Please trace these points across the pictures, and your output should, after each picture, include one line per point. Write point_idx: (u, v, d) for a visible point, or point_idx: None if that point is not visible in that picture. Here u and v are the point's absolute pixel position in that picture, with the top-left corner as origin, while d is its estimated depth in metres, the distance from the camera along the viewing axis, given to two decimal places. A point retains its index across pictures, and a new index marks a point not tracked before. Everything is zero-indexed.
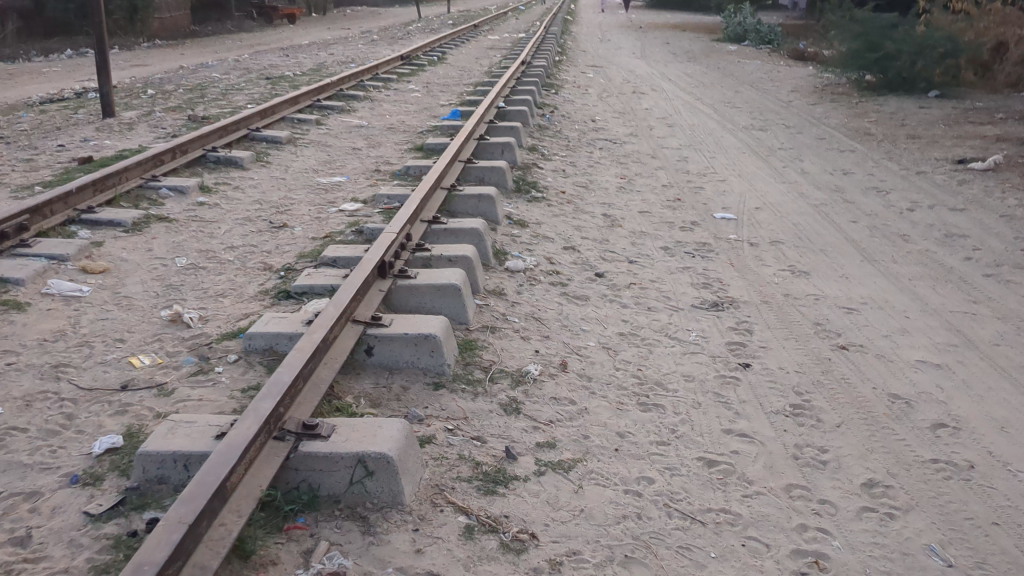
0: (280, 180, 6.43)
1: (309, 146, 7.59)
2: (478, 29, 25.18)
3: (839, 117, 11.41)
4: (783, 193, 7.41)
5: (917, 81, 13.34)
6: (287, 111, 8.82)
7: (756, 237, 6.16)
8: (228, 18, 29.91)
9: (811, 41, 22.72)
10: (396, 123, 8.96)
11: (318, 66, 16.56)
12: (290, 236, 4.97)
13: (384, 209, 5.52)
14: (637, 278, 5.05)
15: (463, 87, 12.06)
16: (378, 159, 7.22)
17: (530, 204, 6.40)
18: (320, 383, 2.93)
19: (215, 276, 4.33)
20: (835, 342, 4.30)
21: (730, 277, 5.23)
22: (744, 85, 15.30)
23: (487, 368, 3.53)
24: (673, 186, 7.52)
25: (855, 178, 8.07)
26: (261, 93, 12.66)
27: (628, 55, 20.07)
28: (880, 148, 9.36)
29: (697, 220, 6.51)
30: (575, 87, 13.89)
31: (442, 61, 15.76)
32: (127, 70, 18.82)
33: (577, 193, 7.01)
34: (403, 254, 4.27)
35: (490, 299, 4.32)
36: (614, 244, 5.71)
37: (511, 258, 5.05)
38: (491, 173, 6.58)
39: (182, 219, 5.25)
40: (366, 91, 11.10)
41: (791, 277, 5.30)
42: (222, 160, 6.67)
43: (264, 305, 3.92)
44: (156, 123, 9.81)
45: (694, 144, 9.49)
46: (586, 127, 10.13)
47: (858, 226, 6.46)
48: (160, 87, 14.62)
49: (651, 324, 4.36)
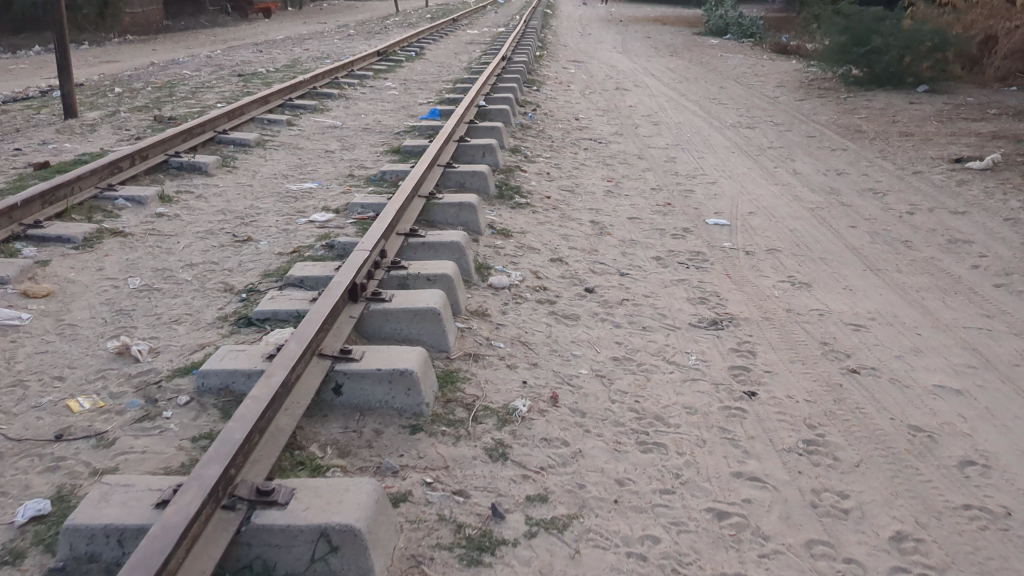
0: (247, 187, 6.05)
1: (279, 149, 7.21)
2: (458, 22, 24.75)
3: (829, 113, 11.13)
4: (777, 196, 7.11)
5: (905, 75, 13.17)
6: (257, 111, 8.43)
7: (751, 245, 5.84)
8: (202, 12, 29.32)
9: (794, 34, 22.45)
10: (372, 123, 8.59)
11: (292, 62, 16.13)
12: (255, 251, 4.61)
13: (357, 220, 5.16)
14: (630, 293, 4.72)
15: (442, 84, 11.68)
16: (352, 163, 6.85)
17: (514, 210, 6.06)
18: (280, 434, 2.58)
19: (170, 299, 3.96)
20: (845, 364, 3.98)
21: (727, 290, 4.91)
22: (729, 80, 15.00)
23: (470, 405, 3.19)
24: (661, 189, 7.20)
25: (850, 178, 7.77)
26: (233, 91, 12.24)
27: (610, 49, 19.75)
28: (873, 146, 9.07)
29: (689, 227, 6.19)
30: (557, 83, 13.54)
31: (420, 56, 15.37)
32: (96, 68, 18.30)
33: (562, 197, 6.67)
34: (376, 274, 3.91)
35: (472, 322, 3.97)
36: (603, 254, 5.38)
37: (494, 273, 4.70)
38: (472, 177, 6.23)
39: (138, 233, 4.87)
40: (341, 90, 10.72)
41: (791, 289, 4.98)
42: (185, 166, 6.29)
43: (222, 334, 3.56)
44: (120, 124, 9.40)
45: (682, 144, 9.17)
46: (569, 126, 9.79)
47: (858, 231, 6.16)
48: (128, 85, 14.15)
49: (647, 347, 4.03)
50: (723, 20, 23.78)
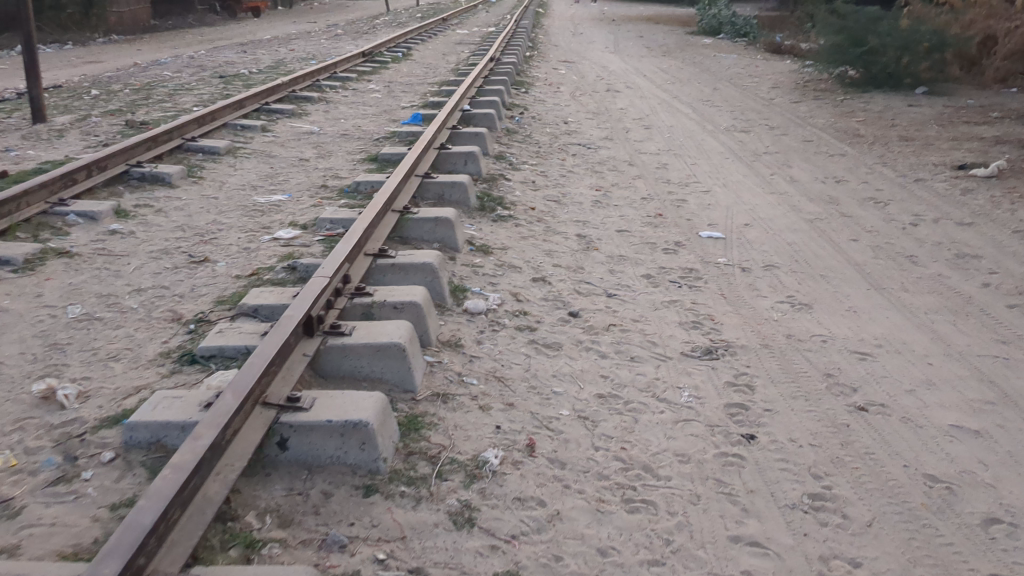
0: (212, 199, 5.69)
1: (250, 158, 6.85)
2: (447, 22, 24.41)
3: (825, 116, 10.80)
4: (773, 205, 6.76)
5: (903, 77, 12.86)
6: (230, 116, 8.06)
7: (748, 261, 5.49)
8: (189, 12, 28.91)
9: (789, 34, 22.14)
10: (351, 128, 8.23)
11: (276, 63, 15.76)
12: (211, 274, 4.25)
13: (325, 237, 4.80)
14: (617, 318, 4.37)
15: (427, 86, 11.30)
16: (326, 172, 6.49)
17: (496, 224, 5.71)
18: (206, 507, 2.23)
19: (110, 331, 3.60)
20: (852, 400, 3.63)
21: (722, 313, 4.56)
22: (723, 81, 14.66)
23: (435, 458, 2.83)
24: (653, 199, 6.86)
25: (850, 187, 7.43)
26: (212, 94, 11.85)
27: (602, 49, 19.41)
28: (872, 152, 8.74)
29: (681, 241, 5.85)
30: (547, 84, 13.18)
31: (407, 57, 15.01)
32: (77, 68, 17.89)
33: (547, 208, 6.31)
34: (337, 303, 3.55)
35: (443, 354, 3.62)
36: (590, 272, 5.02)
37: (471, 296, 4.34)
38: (451, 189, 5.87)
39: (87, 252, 4.51)
40: (321, 92, 10.35)
41: (791, 312, 4.64)
42: (147, 177, 5.92)
43: (161, 373, 3.20)
44: (89, 130, 9.02)
45: (674, 149, 8.83)
46: (558, 130, 9.43)
47: (860, 245, 5.82)
48: (106, 87, 13.76)
49: (635, 380, 3.68)
50: (717, 19, 23.44)
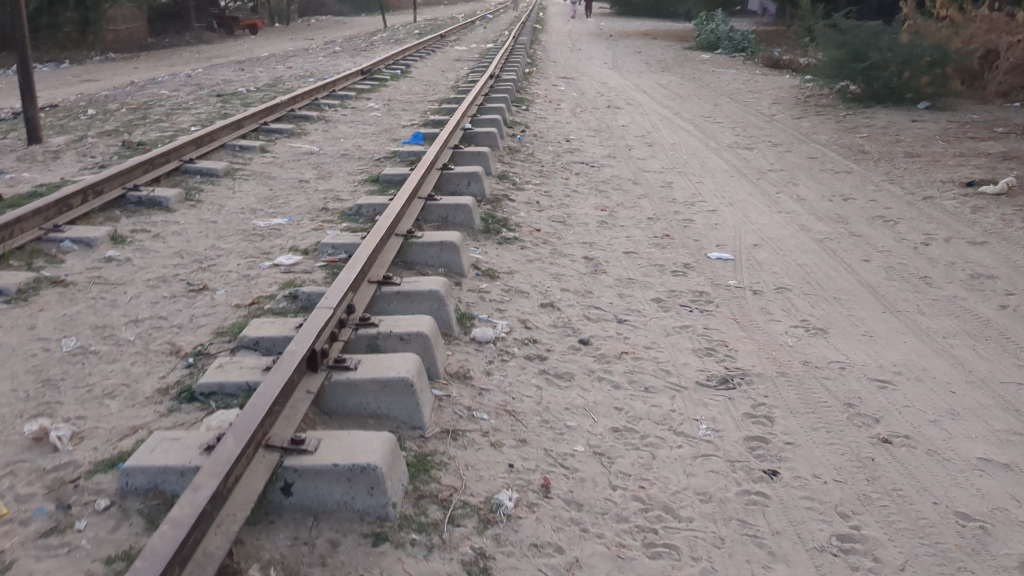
0: (210, 224, 5.57)
1: (249, 179, 6.74)
2: (445, 38, 24.39)
3: (829, 132, 10.71)
4: (782, 225, 6.65)
5: (905, 91, 12.78)
6: (229, 136, 7.95)
7: (759, 283, 5.38)
8: (187, 30, 28.92)
9: (787, 48, 22.11)
10: (351, 148, 8.12)
11: (274, 81, 15.67)
12: (210, 303, 4.12)
13: (327, 262, 4.68)
14: (629, 344, 4.24)
15: (427, 104, 11.21)
16: (327, 194, 6.37)
17: (501, 246, 5.59)
18: (207, 563, 2.11)
19: (106, 365, 3.47)
20: (875, 432, 3.51)
21: (736, 338, 4.44)
22: (723, 96, 14.59)
23: (446, 501, 2.70)
24: (659, 218, 6.75)
25: (858, 205, 7.32)
26: (209, 113, 11.75)
27: (600, 65, 19.36)
28: (878, 169, 8.64)
29: (690, 262, 5.73)
30: (547, 101, 13.10)
31: (406, 75, 14.93)
32: (74, 87, 17.81)
33: (552, 230, 6.20)
34: (341, 334, 3.43)
35: (451, 387, 3.49)
36: (598, 297, 4.90)
37: (478, 323, 4.21)
38: (455, 211, 5.75)
39: (82, 281, 4.38)
40: (320, 111, 10.25)
41: (806, 337, 4.52)
42: (144, 201, 5.80)
43: (159, 411, 3.07)
44: (86, 151, 8.90)
45: (678, 167, 8.72)
46: (560, 148, 9.33)
47: (872, 266, 5.70)
48: (102, 107, 13.67)
49: (650, 412, 3.55)
50: (715, 34, 23.41)
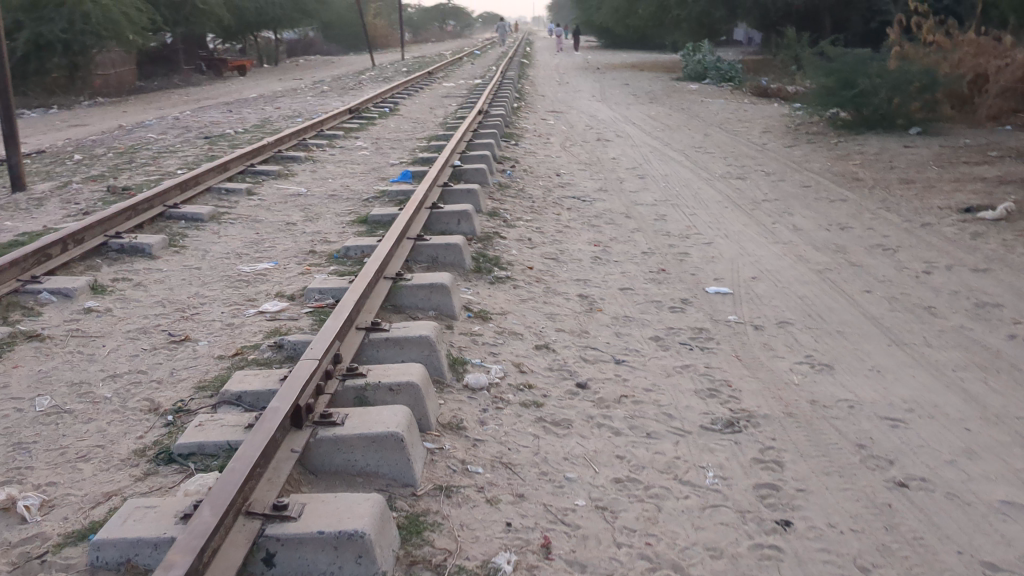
0: (194, 270, 5.42)
1: (235, 223, 6.60)
2: (433, 75, 24.45)
3: (821, 160, 10.63)
4: (779, 256, 6.53)
5: (895, 117, 12.73)
6: (214, 178, 7.82)
7: (759, 317, 5.23)
8: (175, 73, 28.94)
9: (774, 77, 22.18)
10: (339, 188, 8.00)
11: (262, 122, 15.61)
12: (191, 354, 3.96)
13: (313, 308, 4.52)
14: (629, 387, 4.09)
15: (415, 142, 11.12)
16: (314, 236, 6.24)
17: (493, 286, 5.44)
18: None
19: (81, 425, 3.30)
20: (890, 475, 3.35)
21: (739, 377, 4.29)
22: (713, 126, 14.54)
23: (440, 567, 2.53)
24: (654, 252, 6.62)
25: (855, 234, 7.20)
26: (196, 156, 11.64)
27: (589, 98, 19.37)
28: (874, 196, 8.55)
29: (688, 297, 5.59)
30: (536, 135, 13.02)
31: (394, 112, 14.88)
32: (61, 132, 17.73)
33: (546, 267, 6.05)
34: (328, 387, 3.27)
35: (444, 439, 3.32)
36: (595, 337, 4.74)
37: (471, 368, 4.05)
38: (446, 251, 5.61)
39: (59, 334, 4.22)
40: (307, 151, 10.13)
41: (812, 375, 4.36)
42: (126, 248, 5.65)
43: (135, 475, 2.90)
44: (70, 197, 8.76)
45: (671, 199, 8.62)
46: (551, 182, 9.22)
47: (874, 296, 5.57)
48: (89, 152, 13.56)
49: (654, 460, 3.39)
50: (702, 64, 23.48)
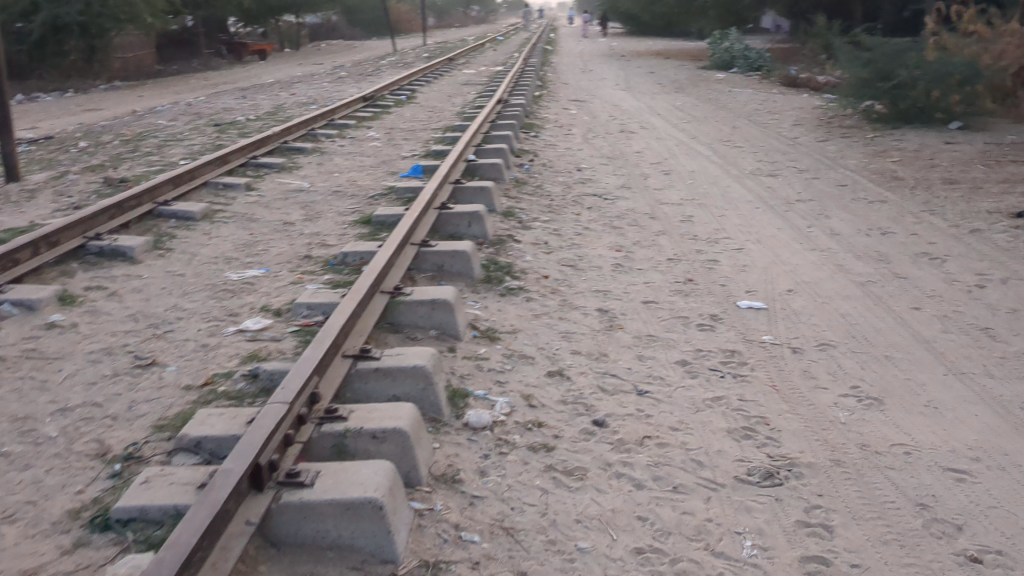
0: (176, 277, 4.96)
1: (228, 222, 6.14)
2: (453, 61, 23.89)
3: (857, 156, 10.06)
4: (817, 265, 6.00)
5: (934, 111, 12.12)
6: (213, 171, 7.36)
7: (797, 338, 4.71)
8: (194, 58, 28.54)
9: (803, 66, 21.51)
10: (345, 184, 7.53)
11: (275, 108, 15.17)
12: (156, 383, 3.49)
13: (300, 326, 4.06)
14: (653, 424, 3.59)
15: (430, 132, 10.62)
16: (312, 239, 5.77)
17: (503, 298, 4.94)
18: None
19: (14, 473, 2.85)
20: (961, 547, 2.85)
21: (778, 414, 3.78)
22: (741, 118, 13.95)
23: None
24: (680, 259, 6.11)
25: (899, 240, 6.66)
26: (203, 145, 11.20)
27: (613, 86, 18.79)
28: (915, 197, 7.99)
29: (718, 313, 5.08)
30: (557, 126, 12.49)
31: (411, 100, 14.38)
32: (73, 117, 17.36)
33: (562, 275, 5.55)
34: (299, 436, 2.79)
35: (436, 497, 2.84)
36: (614, 361, 4.24)
37: (473, 402, 3.56)
38: (452, 258, 5.11)
39: (14, 353, 3.77)
40: (316, 142, 9.67)
41: (859, 412, 3.85)
42: (106, 251, 5.20)
43: (62, 547, 2.44)
44: (65, 189, 8.33)
45: (698, 198, 8.09)
46: (570, 178, 8.70)
47: (924, 315, 5.03)
48: (96, 138, 13.16)
49: (682, 522, 2.90)
50: (729, 52, 22.81)
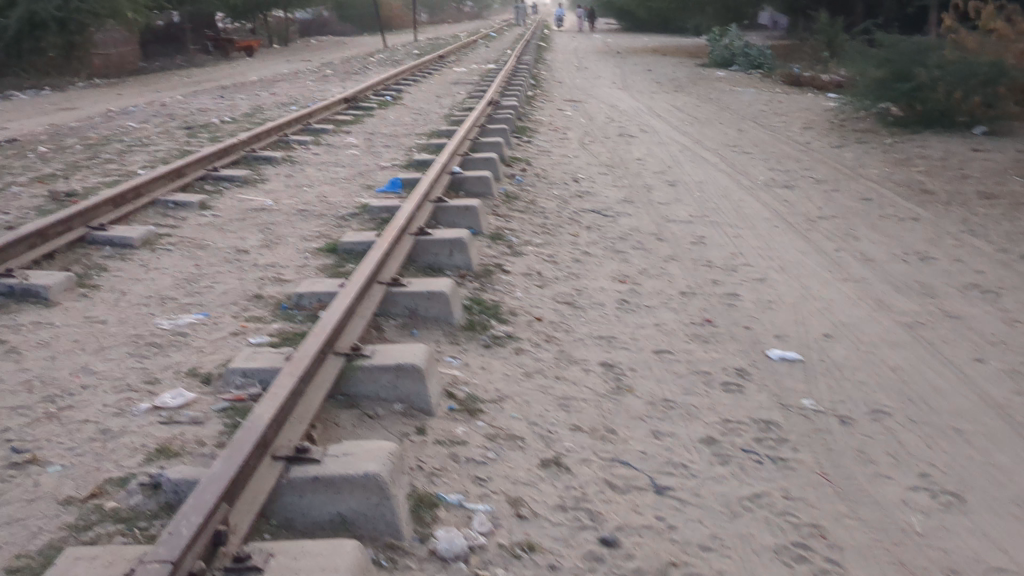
0: (96, 325, 4.12)
1: (172, 250, 5.31)
2: (443, 59, 23.03)
3: (877, 165, 9.27)
4: (852, 300, 5.19)
5: (956, 114, 11.32)
6: (163, 187, 6.51)
7: (844, 403, 3.90)
8: (178, 54, 27.65)
9: (805, 64, 20.68)
10: (314, 200, 6.70)
11: (254, 109, 14.33)
12: (29, 491, 2.66)
13: (230, 403, 3.23)
14: (680, 543, 2.76)
15: (413, 137, 9.78)
16: (266, 272, 4.94)
17: (488, 351, 4.11)
18: None
19: None
20: None
21: (835, 520, 2.97)
22: (748, 120, 13.13)
23: None
24: (694, 292, 5.30)
25: (941, 268, 5.85)
26: (169, 151, 10.35)
27: (609, 85, 17.95)
28: (950, 214, 7.20)
29: (745, 365, 4.27)
30: (552, 130, 11.68)
31: (396, 101, 13.53)
32: (43, 118, 16.45)
33: (559, 316, 4.74)
34: None
35: None
36: (625, 439, 3.43)
37: (443, 516, 2.73)
38: (428, 301, 4.28)
39: None
40: (287, 150, 8.83)
41: (937, 516, 3.03)
42: (15, 290, 4.37)
43: None
44: (4, 203, 7.48)
45: (710, 214, 7.28)
46: (567, 191, 7.88)
47: (990, 370, 4.22)
48: (59, 142, 12.28)
49: None
50: (729, 49, 21.96)
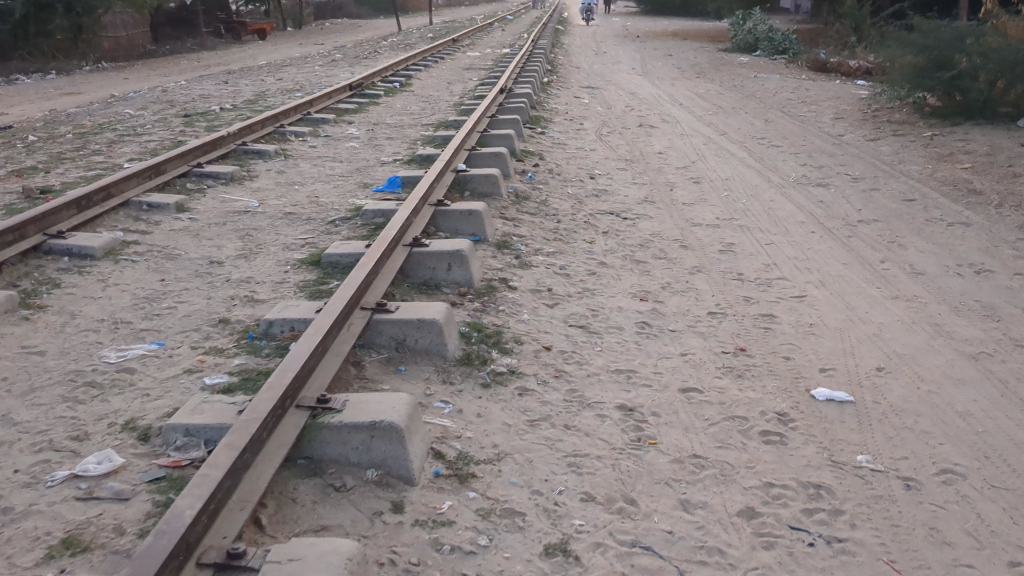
0: (32, 357, 3.54)
1: (138, 261, 4.73)
2: (458, 43, 22.32)
3: (917, 161, 8.59)
4: (906, 324, 4.56)
5: (999, 106, 10.53)
6: (137, 187, 5.91)
7: (908, 460, 3.29)
8: (189, 37, 27.04)
9: (832, 49, 19.88)
10: (304, 201, 6.11)
11: (256, 96, 13.73)
12: None
13: (166, 471, 2.66)
14: None
15: (419, 129, 9.17)
16: (239, 289, 4.35)
17: (487, 393, 3.51)
18: None
19: None
20: None
21: None
22: (774, 109, 12.43)
23: None
24: (725, 312, 4.69)
25: (1000, 284, 5.20)
26: (162, 141, 9.75)
27: (627, 71, 17.23)
28: (1003, 219, 6.54)
29: (788, 408, 3.66)
30: (567, 119, 11.04)
31: (405, 88, 12.91)
32: (45, 103, 15.89)
33: (571, 343, 4.13)
34: None
35: None
36: (648, 514, 2.83)
37: None
38: (417, 330, 3.68)
39: None
40: (283, 142, 8.24)
41: None
42: None
43: None
44: None
45: (738, 217, 6.65)
46: (582, 189, 7.27)
47: None
48: (52, 130, 11.71)
49: None
50: (753, 34, 21.14)
